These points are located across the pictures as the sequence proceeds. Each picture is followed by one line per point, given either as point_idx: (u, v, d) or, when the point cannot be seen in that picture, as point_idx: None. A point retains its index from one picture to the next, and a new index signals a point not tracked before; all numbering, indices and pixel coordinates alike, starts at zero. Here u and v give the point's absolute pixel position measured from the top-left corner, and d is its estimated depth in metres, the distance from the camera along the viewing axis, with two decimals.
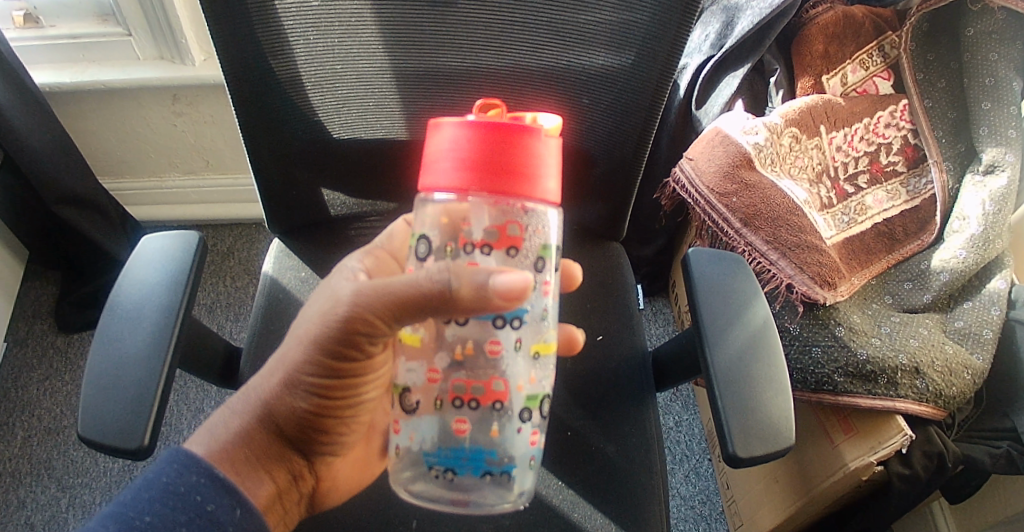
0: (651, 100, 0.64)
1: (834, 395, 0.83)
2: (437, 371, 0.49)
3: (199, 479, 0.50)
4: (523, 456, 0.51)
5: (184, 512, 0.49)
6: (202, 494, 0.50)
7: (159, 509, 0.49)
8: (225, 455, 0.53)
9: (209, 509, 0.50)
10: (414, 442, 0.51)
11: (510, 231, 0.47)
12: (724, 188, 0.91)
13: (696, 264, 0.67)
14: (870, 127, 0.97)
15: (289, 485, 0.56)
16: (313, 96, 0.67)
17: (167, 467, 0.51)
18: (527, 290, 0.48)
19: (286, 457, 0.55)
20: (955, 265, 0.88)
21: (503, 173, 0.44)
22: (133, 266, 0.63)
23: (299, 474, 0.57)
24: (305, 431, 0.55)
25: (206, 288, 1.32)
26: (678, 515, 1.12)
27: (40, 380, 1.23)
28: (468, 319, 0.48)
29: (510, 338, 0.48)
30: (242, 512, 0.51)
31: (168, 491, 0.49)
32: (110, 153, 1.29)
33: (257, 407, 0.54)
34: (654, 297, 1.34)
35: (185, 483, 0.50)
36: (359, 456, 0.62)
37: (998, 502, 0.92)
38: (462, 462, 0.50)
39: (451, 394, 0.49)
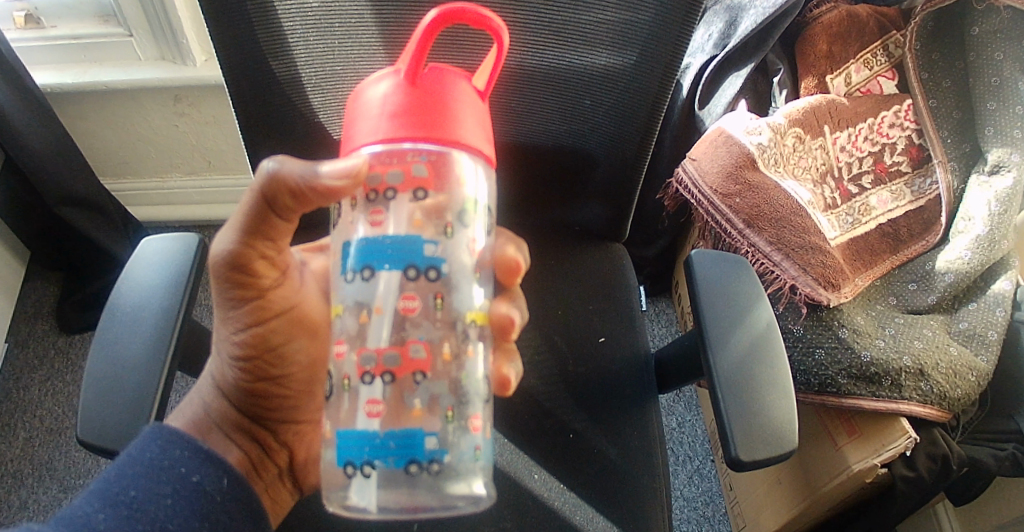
0: (654, 100, 0.64)
1: (838, 396, 0.82)
2: None
3: (183, 452, 0.47)
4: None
5: (169, 484, 0.45)
6: (187, 467, 0.47)
7: (144, 484, 0.45)
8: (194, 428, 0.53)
9: (195, 480, 0.46)
10: None
11: (415, 171, 0.41)
12: (727, 188, 0.90)
13: (698, 266, 0.66)
14: (875, 127, 0.97)
15: (262, 456, 0.56)
16: (313, 97, 0.67)
17: (149, 443, 0.47)
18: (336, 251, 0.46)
19: (245, 424, 0.55)
20: (960, 266, 0.88)
21: (393, 105, 0.41)
22: (134, 267, 0.63)
23: (267, 445, 0.56)
24: (253, 395, 0.55)
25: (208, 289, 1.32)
26: (681, 516, 1.12)
27: (42, 381, 1.23)
28: None
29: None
30: (230, 481, 0.47)
31: (152, 467, 0.46)
32: (113, 153, 1.29)
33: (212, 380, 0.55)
34: (657, 298, 1.34)
35: (169, 457, 0.47)
36: None
37: (1004, 506, 0.92)
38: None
39: None
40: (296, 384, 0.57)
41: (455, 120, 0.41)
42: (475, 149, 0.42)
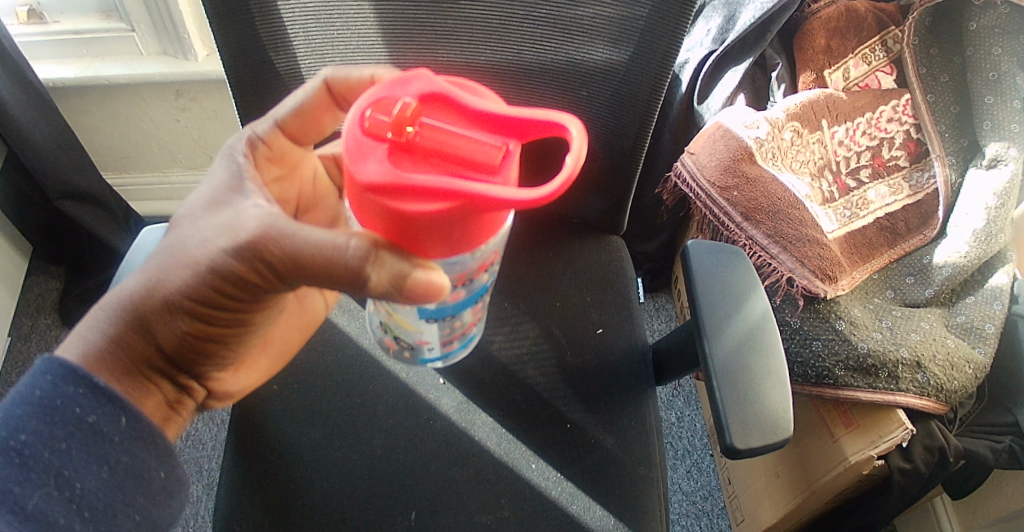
0: (650, 94, 0.64)
1: (835, 388, 0.83)
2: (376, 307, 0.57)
3: (76, 389, 0.45)
4: (397, 348, 0.66)
5: (63, 427, 0.44)
6: (80, 406, 0.45)
7: (36, 426, 0.44)
8: (110, 369, 0.46)
9: (90, 422, 0.45)
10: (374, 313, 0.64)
11: (490, 258, 0.46)
12: (725, 181, 0.90)
13: (695, 257, 0.67)
14: (873, 121, 0.97)
15: (177, 397, 0.51)
16: None
17: (39, 378, 0.45)
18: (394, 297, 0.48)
19: (164, 369, 0.49)
20: (958, 260, 0.88)
21: (410, 237, 0.39)
22: (134, 257, 0.64)
23: (186, 388, 0.52)
24: (194, 347, 0.49)
25: None
26: (679, 510, 1.12)
27: None
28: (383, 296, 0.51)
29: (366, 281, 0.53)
30: (128, 421, 0.46)
31: (43, 406, 0.44)
32: (115, 148, 1.29)
33: (132, 312, 0.46)
34: (657, 293, 1.34)
35: (59, 395, 0.44)
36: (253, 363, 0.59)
37: (1001, 499, 0.92)
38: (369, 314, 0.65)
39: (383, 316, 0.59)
40: (238, 345, 0.53)
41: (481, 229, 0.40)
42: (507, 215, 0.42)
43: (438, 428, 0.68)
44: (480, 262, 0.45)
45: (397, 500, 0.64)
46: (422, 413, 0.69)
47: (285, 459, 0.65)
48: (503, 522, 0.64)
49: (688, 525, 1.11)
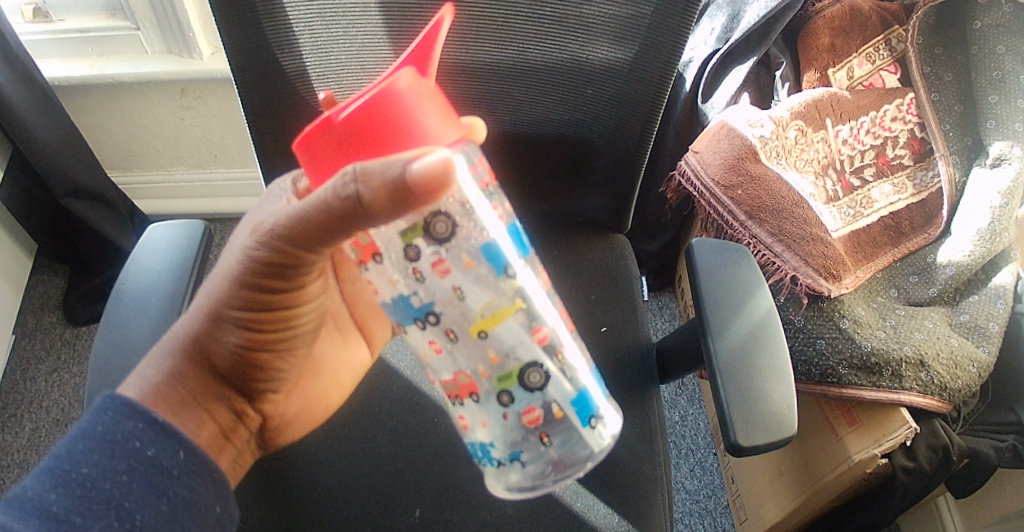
0: (654, 91, 0.64)
1: (839, 387, 0.83)
2: (443, 370, 0.48)
3: (137, 425, 0.45)
4: (526, 436, 0.48)
5: (123, 460, 0.44)
6: (142, 440, 0.45)
7: (97, 459, 0.44)
8: (167, 400, 0.49)
9: (150, 455, 0.45)
10: (479, 425, 0.49)
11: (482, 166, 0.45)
12: (730, 180, 0.90)
13: (699, 254, 0.67)
14: (876, 120, 0.97)
15: (233, 424, 0.54)
16: (320, 90, 0.67)
17: (100, 415, 0.45)
18: (415, 283, 0.43)
19: (219, 395, 0.53)
20: (962, 259, 0.88)
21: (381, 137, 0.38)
22: (141, 254, 0.66)
23: (240, 413, 0.54)
24: (243, 365, 0.53)
25: None
26: (682, 509, 1.12)
27: (48, 372, 1.24)
28: (426, 317, 0.45)
29: (440, 333, 0.45)
30: (186, 455, 0.46)
31: (105, 441, 0.44)
32: (120, 147, 1.30)
33: (190, 345, 0.51)
34: (660, 292, 1.34)
35: (122, 431, 0.45)
36: (309, 388, 0.62)
37: (1005, 499, 0.92)
38: (477, 453, 0.51)
39: (462, 386, 0.48)
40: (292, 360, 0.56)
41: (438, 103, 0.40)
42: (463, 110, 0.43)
43: (443, 426, 0.68)
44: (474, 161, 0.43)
45: (402, 498, 0.64)
46: (428, 411, 0.69)
47: (291, 457, 0.66)
48: (507, 520, 0.64)
49: (691, 523, 1.11)
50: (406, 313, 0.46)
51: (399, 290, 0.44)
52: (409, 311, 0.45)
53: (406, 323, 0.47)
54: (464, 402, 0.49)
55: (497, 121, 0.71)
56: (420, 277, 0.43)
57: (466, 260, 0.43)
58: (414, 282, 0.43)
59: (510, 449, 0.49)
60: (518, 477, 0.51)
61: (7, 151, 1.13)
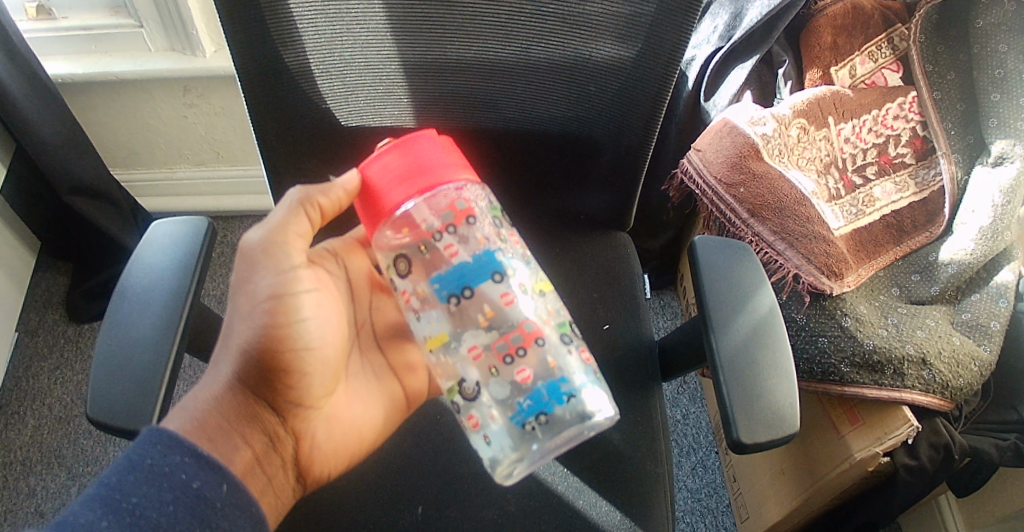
0: (658, 88, 0.64)
1: (841, 385, 0.83)
2: (495, 326, 0.51)
3: (183, 458, 0.45)
4: (581, 374, 0.52)
5: (170, 491, 0.43)
6: (187, 472, 0.44)
7: (144, 491, 0.43)
8: (205, 426, 0.51)
9: (195, 487, 0.44)
10: (538, 373, 0.50)
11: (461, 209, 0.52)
12: (732, 178, 0.91)
13: (702, 252, 0.67)
14: (879, 118, 0.97)
15: (267, 448, 0.54)
16: (323, 85, 0.68)
17: (147, 446, 0.45)
18: (498, 245, 0.53)
19: (255, 413, 0.54)
20: (964, 257, 0.87)
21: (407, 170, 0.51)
22: (145, 251, 0.66)
23: (274, 436, 0.54)
24: (271, 373, 0.54)
25: (216, 280, 1.35)
26: (683, 507, 1.12)
27: (52, 369, 1.24)
28: (494, 274, 0.51)
29: (513, 286, 0.52)
30: (230, 488, 0.46)
31: (151, 473, 0.43)
32: (123, 144, 1.30)
33: (225, 377, 0.53)
34: (662, 290, 1.34)
35: (168, 463, 0.44)
36: (343, 415, 0.60)
37: (1005, 497, 0.92)
38: (545, 401, 0.49)
39: (514, 338, 0.51)
40: (318, 370, 0.56)
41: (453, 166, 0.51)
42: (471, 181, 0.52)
43: None
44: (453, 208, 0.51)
45: (403, 495, 0.66)
46: (430, 409, 0.71)
47: None
48: (510, 516, 0.65)
49: (692, 522, 1.11)
50: (473, 274, 0.50)
51: (483, 246, 0.51)
52: (485, 266, 0.50)
53: (472, 284, 0.50)
54: (517, 359, 0.50)
55: (500, 119, 0.72)
56: (480, 242, 0.52)
57: (522, 248, 0.57)
58: (497, 244, 0.53)
59: (578, 385, 0.50)
60: (577, 431, 0.50)
61: (9, 148, 1.13)
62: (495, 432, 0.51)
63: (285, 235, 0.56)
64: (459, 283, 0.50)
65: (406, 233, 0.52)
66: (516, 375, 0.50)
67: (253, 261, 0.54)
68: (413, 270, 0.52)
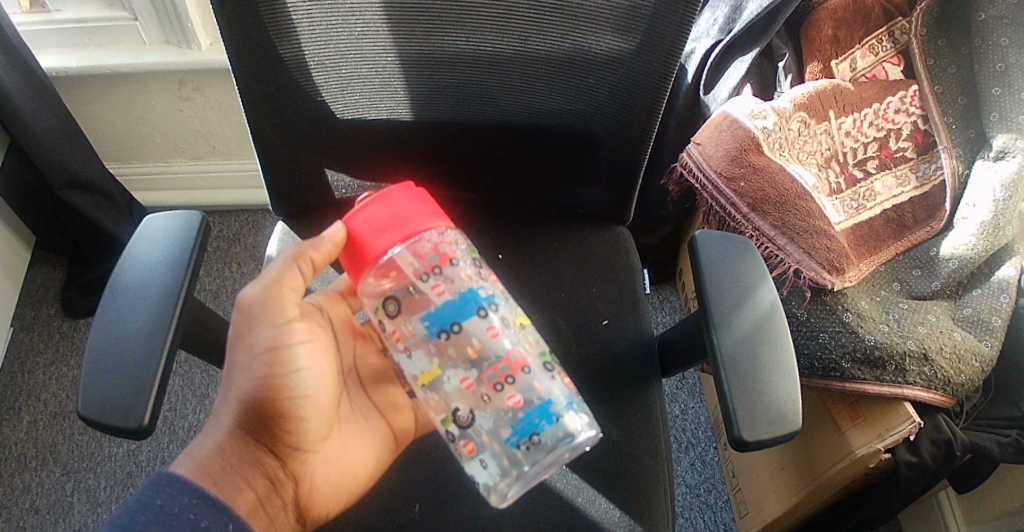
0: (658, 81, 0.63)
1: (841, 380, 0.82)
2: (482, 357, 0.52)
3: (191, 499, 0.50)
4: (565, 397, 0.53)
5: (180, 529, 0.48)
6: (195, 512, 0.50)
7: (156, 529, 0.48)
8: (209, 470, 0.53)
9: (203, 525, 0.49)
10: (528, 399, 0.51)
11: (443, 250, 0.53)
12: (732, 171, 0.90)
13: (702, 246, 0.66)
14: (880, 113, 0.96)
15: (268, 489, 0.55)
16: (318, 78, 0.66)
17: (158, 490, 0.50)
18: (481, 283, 0.54)
19: (255, 457, 0.55)
20: (965, 252, 0.87)
21: (388, 220, 0.52)
22: (138, 245, 0.65)
23: (274, 479, 0.56)
24: (270, 418, 0.55)
25: (212, 274, 1.34)
26: (682, 503, 1.12)
27: (47, 364, 1.23)
28: (479, 310, 0.52)
29: (498, 319, 0.53)
30: (234, 526, 0.50)
31: (162, 513, 0.49)
32: (118, 137, 1.28)
33: (227, 426, 0.55)
34: (661, 285, 1.33)
35: (177, 504, 0.49)
36: (338, 454, 0.61)
37: (1005, 494, 0.92)
38: (536, 422, 0.50)
39: (502, 367, 0.52)
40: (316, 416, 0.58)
41: (430, 213, 0.53)
42: (449, 225, 0.54)
43: None
44: (436, 251, 0.53)
45: (400, 493, 0.65)
46: None
47: None
48: (507, 514, 0.64)
49: (691, 517, 1.11)
50: (459, 311, 0.51)
51: (469, 284, 0.53)
52: (469, 303, 0.52)
53: (460, 320, 0.51)
54: (507, 387, 0.51)
55: (497, 112, 0.71)
56: (463, 282, 0.53)
57: (500, 284, 0.58)
58: (479, 282, 0.54)
59: (564, 408, 0.52)
60: (565, 452, 0.52)
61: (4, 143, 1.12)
62: (491, 456, 0.52)
63: (280, 291, 0.58)
64: (446, 321, 0.51)
65: (390, 278, 0.53)
66: (506, 400, 0.51)
67: (250, 317, 0.56)
68: (400, 311, 0.53)
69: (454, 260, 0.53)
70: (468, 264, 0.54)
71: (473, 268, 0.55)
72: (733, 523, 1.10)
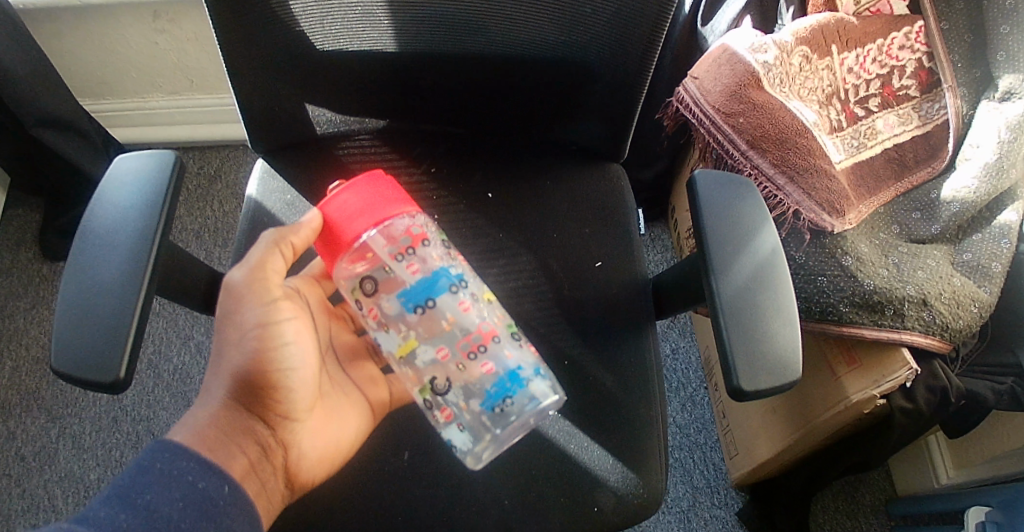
0: (659, 6, 0.59)
1: (839, 324, 0.81)
2: (456, 329, 0.52)
3: (189, 463, 0.47)
4: (530, 365, 0.55)
5: (179, 489, 0.46)
6: (194, 474, 0.47)
7: (157, 489, 0.45)
8: (203, 438, 0.51)
9: (202, 487, 0.47)
10: (501, 366, 0.52)
11: (415, 232, 0.52)
12: (731, 108, 0.87)
13: (702, 187, 0.63)
14: (883, 48, 0.92)
15: (261, 456, 0.53)
16: (294, 5, 0.61)
17: (155, 455, 0.47)
18: (450, 263, 0.54)
19: (246, 427, 0.53)
20: (967, 196, 0.84)
21: (362, 205, 0.51)
22: (109, 189, 0.61)
23: (266, 447, 0.54)
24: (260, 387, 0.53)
25: (193, 213, 1.30)
26: (674, 443, 1.11)
27: (27, 309, 1.19)
28: (451, 286, 0.52)
29: (467, 294, 0.54)
30: (230, 489, 0.48)
31: (162, 474, 0.46)
32: (91, 72, 1.22)
33: (218, 398, 0.53)
34: (653, 223, 1.30)
35: (177, 467, 0.47)
36: (327, 424, 0.59)
37: (994, 439, 0.92)
38: (508, 387, 0.51)
39: (475, 337, 0.52)
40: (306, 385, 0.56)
41: (401, 197, 0.52)
42: (420, 210, 0.53)
43: None
44: (410, 233, 0.52)
45: (387, 441, 0.63)
46: None
47: None
48: (498, 462, 0.62)
49: (681, 457, 1.10)
50: (434, 288, 0.51)
51: (439, 262, 0.53)
52: (442, 280, 0.52)
53: (433, 296, 0.52)
54: (480, 356, 0.52)
55: (489, 43, 0.66)
56: (435, 262, 0.53)
57: (465, 264, 0.59)
58: (449, 262, 0.54)
59: (531, 375, 0.53)
60: (536, 414, 0.53)
61: None
62: (466, 422, 0.53)
63: (266, 275, 0.56)
64: (421, 297, 0.51)
65: (363, 262, 0.52)
66: (480, 368, 0.52)
67: (236, 298, 0.55)
68: (375, 293, 0.52)
69: (426, 243, 0.53)
70: (437, 246, 0.54)
71: (441, 249, 0.55)
72: (723, 462, 1.11)
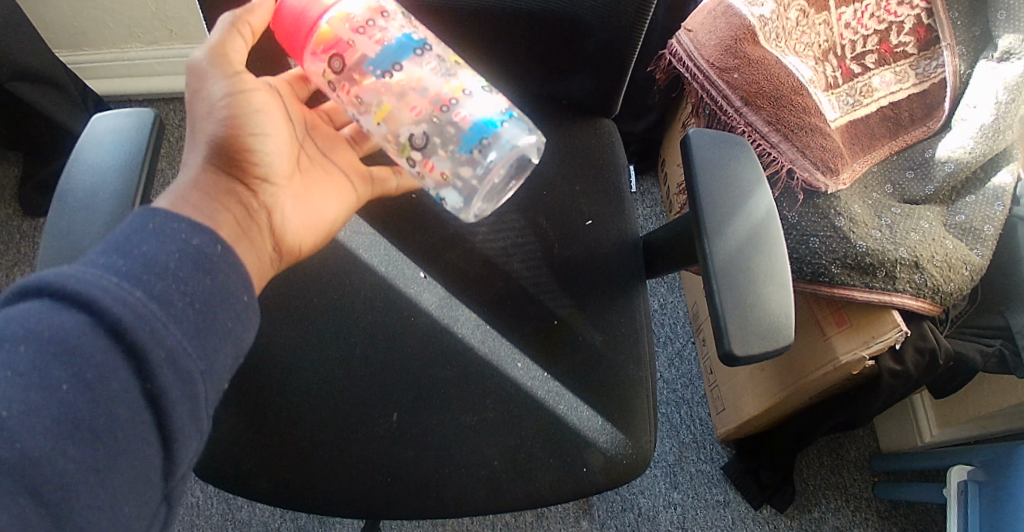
0: None
1: (830, 286, 0.80)
2: (427, 84, 0.48)
3: (180, 221, 0.40)
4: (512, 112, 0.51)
5: (184, 258, 0.38)
6: (187, 233, 0.39)
7: (151, 250, 0.37)
8: (187, 202, 0.45)
9: (198, 246, 0.39)
10: (479, 110, 0.48)
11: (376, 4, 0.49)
12: (726, 62, 0.85)
13: (696, 148, 0.61)
14: (881, 4, 0.89)
15: (246, 219, 0.48)
16: None
17: (141, 222, 0.39)
18: (414, 31, 0.50)
19: (227, 193, 0.47)
20: (962, 156, 0.83)
21: None
22: (85, 151, 0.58)
23: (250, 208, 0.48)
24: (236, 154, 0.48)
25: (175, 166, 1.27)
26: (661, 398, 1.12)
27: (8, 266, 1.17)
28: (416, 48, 0.48)
29: (434, 56, 0.50)
30: (224, 250, 0.40)
31: (153, 236, 0.38)
32: (65, 22, 1.17)
33: (195, 166, 0.47)
34: (643, 176, 1.27)
35: (169, 224, 0.39)
36: (311, 206, 0.54)
37: (979, 400, 0.94)
38: (486, 128, 0.47)
39: (447, 90, 0.48)
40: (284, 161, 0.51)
41: None
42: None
43: (419, 325, 0.66)
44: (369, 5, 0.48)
45: (375, 401, 0.62)
46: (403, 311, 0.66)
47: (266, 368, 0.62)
48: (488, 423, 0.62)
49: (669, 411, 1.11)
50: (397, 48, 0.47)
51: (403, 31, 0.49)
52: (406, 43, 0.48)
53: (400, 57, 0.47)
54: (456, 107, 0.48)
55: None
56: (396, 26, 0.49)
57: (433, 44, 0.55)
58: (414, 31, 0.50)
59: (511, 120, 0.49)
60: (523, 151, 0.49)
61: None
62: (453, 179, 0.48)
63: (230, 52, 0.49)
64: (387, 56, 0.47)
65: (322, 47, 0.48)
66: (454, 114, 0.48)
67: (204, 73, 0.48)
68: (338, 71, 0.48)
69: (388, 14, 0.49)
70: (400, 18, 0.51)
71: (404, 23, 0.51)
72: (708, 417, 1.12)
